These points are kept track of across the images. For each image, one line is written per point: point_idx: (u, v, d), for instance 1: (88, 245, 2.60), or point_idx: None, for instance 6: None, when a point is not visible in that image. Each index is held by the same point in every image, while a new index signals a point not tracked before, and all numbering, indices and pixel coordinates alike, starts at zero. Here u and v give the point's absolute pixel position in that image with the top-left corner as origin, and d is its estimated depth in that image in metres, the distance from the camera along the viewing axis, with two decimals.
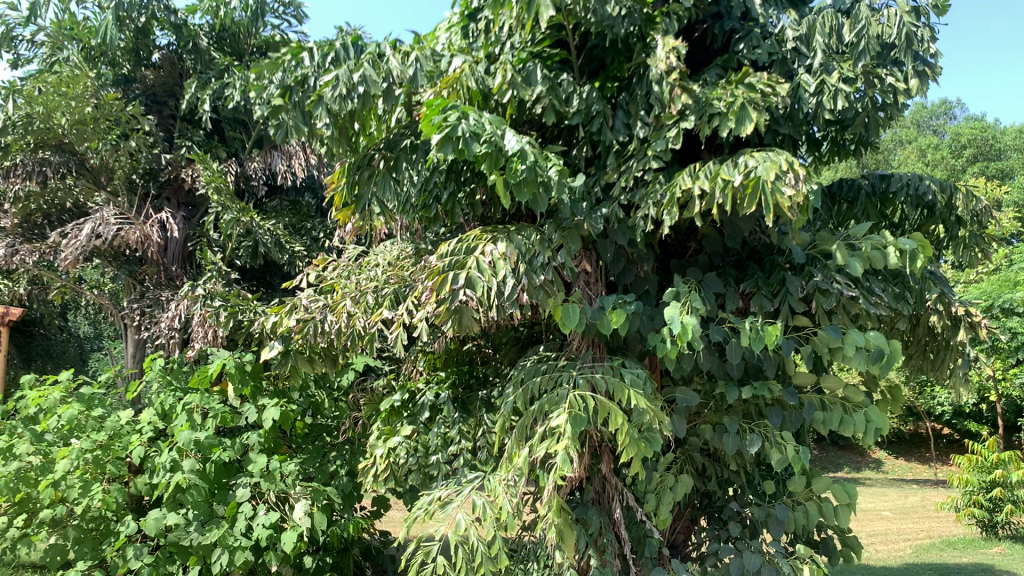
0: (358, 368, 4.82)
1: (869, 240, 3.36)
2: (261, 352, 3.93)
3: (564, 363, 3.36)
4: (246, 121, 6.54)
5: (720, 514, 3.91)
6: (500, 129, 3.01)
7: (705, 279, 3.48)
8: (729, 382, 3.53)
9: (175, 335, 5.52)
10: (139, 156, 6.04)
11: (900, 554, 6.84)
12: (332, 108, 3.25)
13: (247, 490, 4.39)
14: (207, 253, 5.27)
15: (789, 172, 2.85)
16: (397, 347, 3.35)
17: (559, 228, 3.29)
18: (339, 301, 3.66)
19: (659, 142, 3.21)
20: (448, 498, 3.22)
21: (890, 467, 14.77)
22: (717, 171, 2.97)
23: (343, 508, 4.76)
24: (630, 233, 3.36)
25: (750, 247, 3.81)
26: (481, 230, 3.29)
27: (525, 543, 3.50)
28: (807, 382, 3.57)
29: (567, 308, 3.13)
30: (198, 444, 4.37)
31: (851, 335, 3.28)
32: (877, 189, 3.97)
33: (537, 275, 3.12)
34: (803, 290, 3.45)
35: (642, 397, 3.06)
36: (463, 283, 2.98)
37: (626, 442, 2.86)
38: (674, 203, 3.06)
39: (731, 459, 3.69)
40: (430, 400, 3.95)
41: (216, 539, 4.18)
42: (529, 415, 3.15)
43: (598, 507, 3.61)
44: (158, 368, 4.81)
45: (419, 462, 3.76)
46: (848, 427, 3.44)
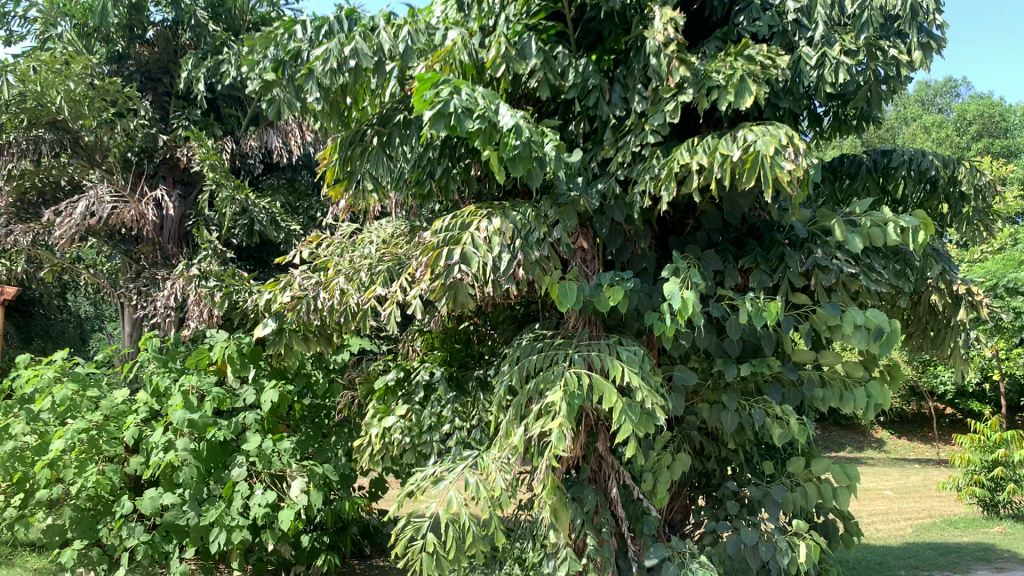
0: (354, 348, 4.78)
1: (870, 216, 3.32)
2: (254, 330, 3.90)
3: (561, 341, 3.32)
4: (242, 98, 6.46)
5: (718, 494, 3.88)
6: (494, 104, 2.93)
7: (704, 256, 3.43)
8: (727, 360, 3.49)
9: (171, 314, 5.48)
10: (134, 135, 5.97)
11: (900, 533, 6.82)
12: (323, 82, 3.21)
13: (242, 470, 4.40)
14: (202, 232, 5.21)
15: (789, 146, 2.79)
16: (392, 325, 3.30)
17: (555, 204, 3.23)
18: (332, 278, 3.66)
19: (657, 116, 3.16)
20: (442, 475, 3.21)
21: (892, 446, 14.75)
22: (716, 145, 2.92)
23: (340, 488, 4.75)
24: (627, 210, 3.30)
25: (750, 223, 3.75)
26: (477, 206, 3.23)
27: (520, 521, 3.48)
28: (806, 359, 3.53)
29: (563, 285, 3.09)
30: (192, 424, 4.35)
31: (850, 312, 3.25)
32: (879, 164, 3.91)
33: (532, 251, 3.09)
34: (803, 267, 3.42)
35: (638, 374, 3.03)
36: (458, 258, 2.94)
37: (622, 420, 2.83)
38: (672, 177, 3.00)
39: (729, 437, 3.66)
40: (424, 379, 3.92)
41: (213, 519, 4.23)
42: (524, 394, 3.12)
43: (594, 486, 3.57)
44: (153, 348, 4.77)
45: (413, 441, 3.74)
46: (847, 404, 3.42)
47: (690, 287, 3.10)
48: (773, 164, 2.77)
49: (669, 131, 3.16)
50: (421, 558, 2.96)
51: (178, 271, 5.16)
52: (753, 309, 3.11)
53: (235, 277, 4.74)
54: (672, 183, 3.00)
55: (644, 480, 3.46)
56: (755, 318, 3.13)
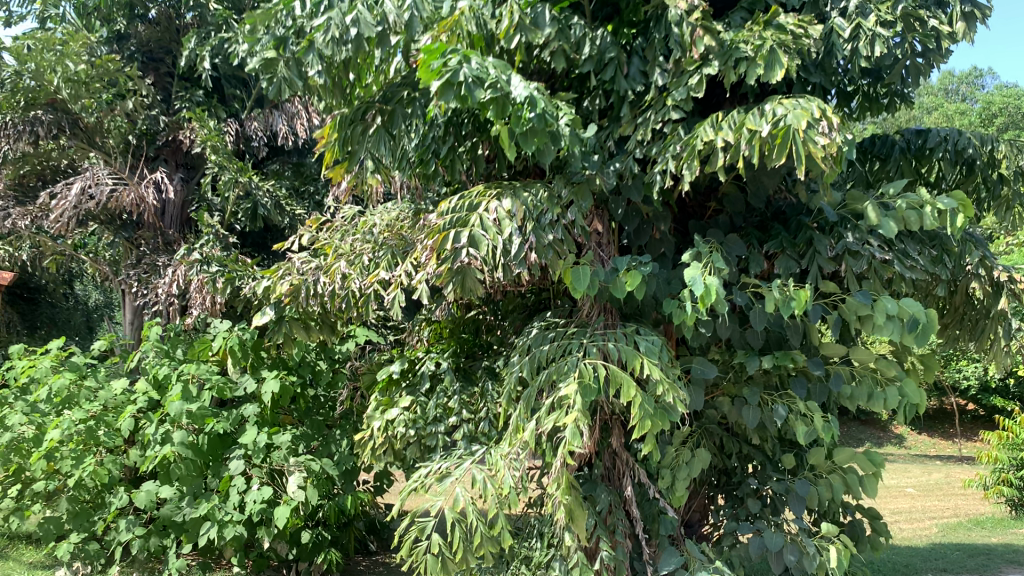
0: (359, 338, 4.61)
1: (905, 198, 3.11)
2: (253, 318, 3.72)
3: (574, 330, 3.12)
4: (247, 80, 6.24)
5: (738, 492, 3.68)
6: (506, 74, 2.74)
7: (727, 240, 3.22)
8: (750, 352, 3.29)
9: (174, 302, 5.26)
10: (136, 117, 5.78)
11: (927, 533, 6.60)
12: (325, 54, 3.00)
13: (240, 463, 4.27)
14: (204, 216, 5.03)
15: (822, 120, 2.58)
16: (395, 312, 3.12)
17: (569, 183, 3.03)
18: (333, 262, 3.48)
19: (680, 91, 2.94)
20: (446, 471, 3.02)
21: (913, 443, 14.48)
22: (743, 120, 2.70)
23: (344, 484, 4.56)
24: (645, 190, 3.09)
25: (775, 207, 3.54)
26: (485, 186, 3.03)
27: (529, 520, 3.29)
28: (834, 352, 3.32)
29: (577, 270, 2.89)
30: (189, 415, 4.22)
31: (882, 301, 3.05)
32: (912, 145, 3.69)
33: (545, 234, 2.90)
34: (832, 252, 3.21)
35: (657, 366, 2.82)
36: (466, 241, 2.74)
37: (640, 415, 2.62)
38: (694, 155, 2.79)
39: (752, 433, 3.46)
40: (430, 369, 3.72)
41: (204, 513, 4.14)
42: (535, 385, 2.92)
43: (607, 483, 3.39)
44: (154, 338, 4.62)
45: (417, 434, 3.55)
46: (877, 402, 3.20)
47: (713, 272, 2.90)
48: (806, 140, 2.57)
49: (692, 106, 2.95)
50: (425, 559, 2.77)
51: (178, 257, 4.94)
52: (781, 297, 2.90)
53: (237, 263, 4.54)
54: (694, 161, 2.79)
55: (661, 478, 3.27)
56: (783, 307, 2.92)
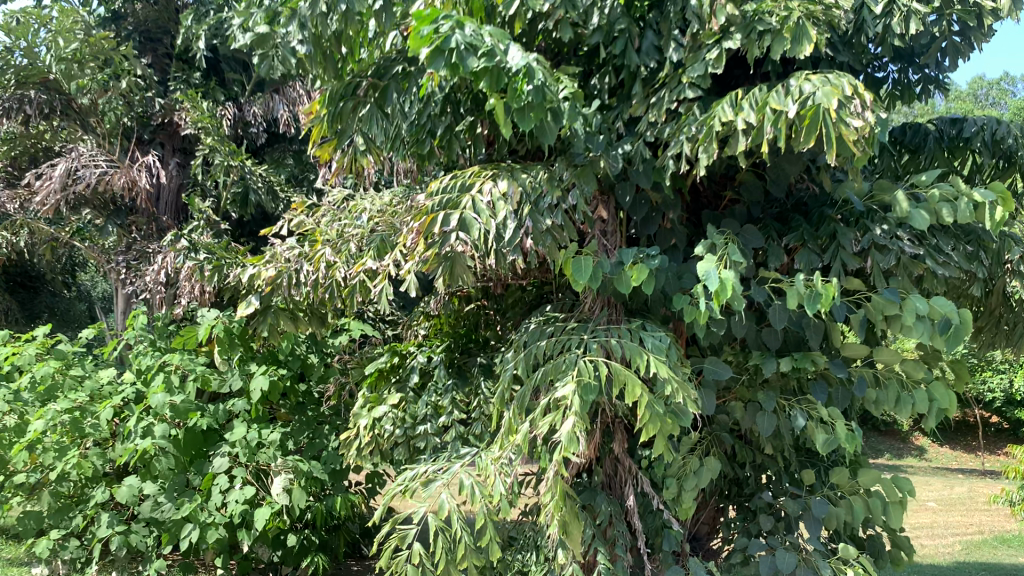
0: (352, 332, 4.42)
1: (939, 189, 2.84)
2: (237, 308, 3.46)
3: (574, 325, 2.88)
4: (247, 62, 6.02)
5: (750, 504, 3.44)
6: (503, 43, 2.43)
7: (744, 231, 2.96)
8: (766, 353, 3.04)
9: (161, 290, 5.03)
10: (132, 98, 5.62)
11: (950, 551, 6.30)
12: (312, 26, 2.76)
13: (224, 461, 4.05)
14: (195, 201, 4.76)
15: (854, 97, 2.32)
16: (382, 303, 2.88)
17: (571, 165, 2.76)
18: (317, 249, 3.30)
19: (697, 67, 2.66)
20: (433, 475, 2.72)
21: (934, 454, 14.11)
22: (765, 99, 2.42)
23: (332, 485, 4.34)
24: (655, 176, 2.83)
25: (796, 197, 3.28)
26: (480, 166, 2.80)
27: (523, 530, 3.05)
28: (858, 355, 3.06)
29: (579, 261, 2.63)
30: (173, 407, 4.02)
31: (910, 300, 2.79)
32: (947, 134, 3.42)
33: (543, 219, 2.66)
34: (857, 246, 2.95)
35: (664, 366, 2.57)
36: (456, 224, 2.49)
37: (647, 418, 2.38)
38: (711, 137, 2.52)
39: (766, 440, 3.20)
40: (421, 365, 3.49)
41: (186, 513, 3.92)
42: (530, 384, 2.68)
43: (608, 492, 3.15)
44: (140, 326, 4.43)
45: (405, 434, 3.32)
46: (905, 409, 2.95)
47: (728, 266, 2.65)
48: (837, 121, 2.29)
49: (710, 83, 2.67)
50: (405, 570, 2.53)
51: (165, 243, 4.68)
52: (804, 293, 2.63)
53: (224, 249, 4.29)
54: (710, 143, 2.53)
55: (666, 488, 3.01)
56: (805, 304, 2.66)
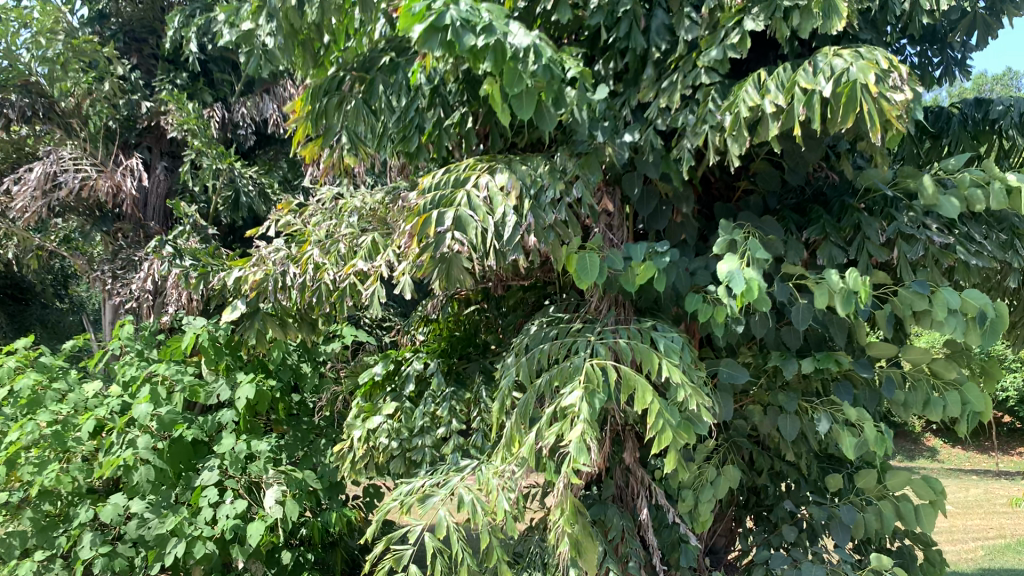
0: (346, 339, 4.26)
1: (970, 173, 2.66)
2: (222, 314, 3.29)
3: (580, 326, 2.69)
4: (236, 62, 5.85)
5: (769, 514, 3.25)
6: (503, 21, 2.23)
7: (762, 223, 2.78)
8: (786, 353, 2.84)
9: (147, 298, 4.83)
10: (117, 101, 5.41)
11: (972, 557, 6.10)
12: (290, 12, 2.56)
13: (214, 474, 3.84)
14: (181, 205, 4.57)
15: (890, 72, 2.12)
16: (375, 306, 2.68)
17: (574, 154, 2.57)
18: (305, 250, 3.10)
19: (713, 52, 2.45)
20: (431, 490, 2.51)
21: (946, 456, 13.89)
22: (793, 78, 2.22)
23: (328, 498, 4.15)
24: (667, 166, 2.63)
25: (815, 187, 3.09)
26: (475, 159, 2.59)
27: (529, 547, 2.85)
28: (884, 354, 2.87)
29: (582, 258, 2.41)
30: (158, 418, 3.81)
31: (941, 293, 2.60)
32: (973, 118, 3.23)
33: (546, 214, 2.43)
34: (883, 237, 2.77)
35: (679, 369, 2.37)
36: (451, 223, 2.25)
37: (659, 425, 2.14)
38: (737, 123, 2.29)
39: (787, 446, 3.01)
40: (417, 372, 3.30)
41: (171, 527, 3.67)
42: (533, 392, 2.48)
43: (618, 504, 2.95)
44: (126, 336, 4.22)
45: (402, 446, 3.13)
46: (936, 411, 2.77)
47: (749, 262, 2.44)
48: (874, 99, 2.09)
49: (728, 69, 2.46)
50: None
51: (149, 250, 4.48)
52: (831, 288, 2.43)
53: (210, 254, 4.11)
54: (738, 130, 2.29)
55: (682, 500, 2.81)
56: (833, 301, 2.47)
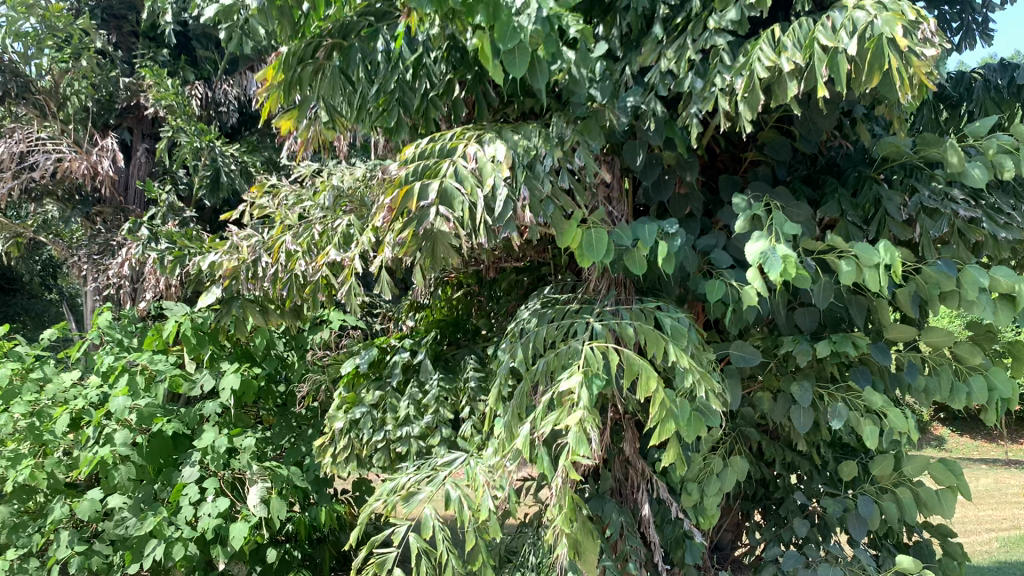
0: (333, 324, 4.09)
1: (999, 140, 2.45)
2: (198, 300, 3.06)
3: (578, 307, 2.48)
4: (219, 40, 5.68)
5: (779, 509, 3.06)
6: None
7: (776, 195, 2.57)
8: (800, 336, 2.64)
9: (125, 284, 4.64)
10: (95, 79, 5.25)
11: (988, 549, 5.90)
12: None
13: (194, 470, 3.62)
14: (158, 185, 4.36)
15: (920, 25, 1.90)
16: (351, 307, 2.44)
17: (571, 121, 2.35)
18: (276, 236, 2.88)
19: (729, 12, 2.20)
20: (415, 487, 2.31)
21: (953, 444, 13.69)
22: (811, 34, 2.00)
23: (315, 493, 3.97)
24: (670, 134, 2.40)
25: (828, 157, 2.88)
26: (463, 127, 2.36)
27: (524, 546, 2.66)
28: (904, 337, 2.67)
29: (586, 235, 2.18)
30: (136, 411, 3.58)
31: (969, 271, 2.40)
32: (997, 84, 3.02)
33: (542, 185, 2.19)
34: (904, 211, 2.58)
35: (686, 353, 2.16)
36: (435, 196, 2.02)
37: (662, 416, 1.94)
38: (750, 86, 2.07)
39: (799, 435, 2.82)
40: (404, 361, 3.11)
41: (150, 528, 3.45)
42: (526, 379, 2.27)
43: (618, 500, 2.75)
44: (105, 324, 3.97)
45: (386, 438, 2.95)
46: (960, 398, 2.58)
47: (774, 240, 2.22)
48: (903, 56, 1.87)
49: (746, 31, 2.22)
50: None
51: (124, 233, 4.27)
52: (864, 265, 2.20)
53: (186, 237, 3.90)
54: (751, 91, 2.07)
55: (685, 494, 2.63)
56: (862, 279, 2.27)
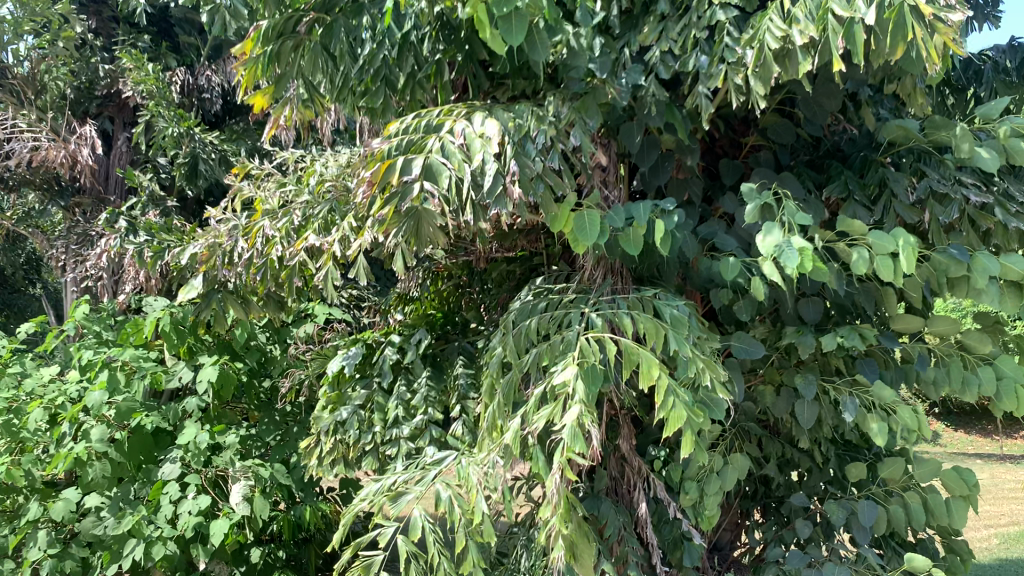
0: (319, 317, 3.97)
1: (1014, 121, 2.35)
2: (178, 293, 2.92)
3: (573, 296, 2.36)
4: (202, 26, 5.58)
5: (781, 508, 2.96)
6: None
7: (780, 179, 2.46)
8: (804, 328, 2.53)
9: (104, 276, 4.50)
10: (75, 65, 5.18)
11: (988, 547, 5.80)
12: None
13: (175, 467, 3.50)
14: (137, 174, 4.23)
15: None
16: (328, 290, 2.43)
17: (567, 99, 2.23)
18: (254, 222, 2.82)
19: None
20: (403, 487, 2.18)
21: (947, 440, 13.63)
22: (825, 3, 1.88)
23: (301, 491, 3.85)
24: (672, 113, 2.28)
25: (832, 141, 2.77)
26: (451, 104, 2.25)
27: (517, 548, 2.54)
28: (910, 328, 2.57)
29: (580, 217, 2.06)
30: (114, 407, 3.44)
31: (980, 258, 2.30)
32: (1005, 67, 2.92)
33: (532, 164, 2.05)
34: (913, 196, 2.48)
35: (689, 342, 2.05)
36: (419, 172, 1.94)
37: (667, 405, 1.82)
38: (760, 60, 1.95)
39: (802, 431, 2.71)
40: (392, 361, 2.96)
41: (127, 527, 3.33)
42: (518, 371, 2.16)
43: (613, 499, 2.65)
44: (82, 317, 3.81)
45: (374, 440, 2.85)
46: (970, 390, 2.48)
47: (781, 223, 2.12)
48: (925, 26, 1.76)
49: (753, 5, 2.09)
50: None
51: (100, 225, 4.13)
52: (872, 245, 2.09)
53: (165, 228, 3.79)
54: (764, 65, 1.96)
55: (684, 493, 2.52)
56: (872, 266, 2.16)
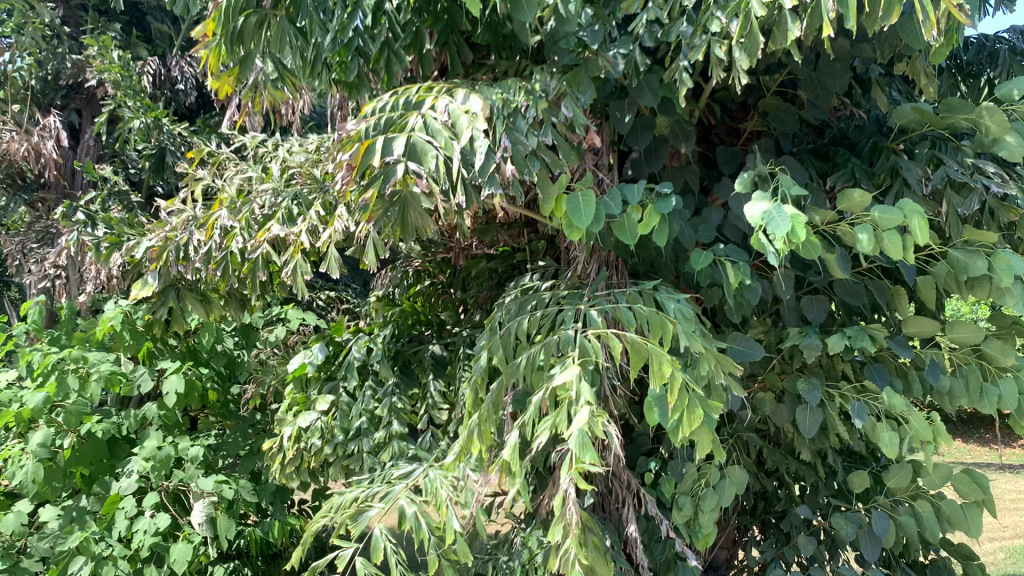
0: (290, 317, 3.76)
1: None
2: (132, 290, 2.61)
3: (562, 292, 2.16)
4: (174, 14, 5.40)
5: (781, 523, 2.75)
6: None
7: (785, 165, 2.26)
8: (809, 328, 2.33)
9: (64, 275, 4.29)
10: (40, 55, 4.98)
11: (997, 560, 5.60)
12: None
13: (131, 481, 3.22)
14: (98, 165, 4.03)
15: None
16: (294, 284, 2.22)
17: (553, 73, 2.02)
18: (211, 212, 2.61)
19: None
20: (366, 504, 1.95)
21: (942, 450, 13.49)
22: None
23: (269, 503, 3.61)
24: (664, 90, 2.08)
25: (835, 127, 2.57)
26: (429, 82, 2.03)
27: (494, 568, 2.32)
28: (925, 332, 2.36)
29: (572, 200, 1.86)
30: (63, 411, 3.13)
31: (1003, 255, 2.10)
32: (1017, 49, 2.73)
33: (525, 140, 1.86)
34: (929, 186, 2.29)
35: (694, 338, 1.84)
36: (402, 152, 1.71)
37: (685, 404, 1.63)
38: (748, 27, 1.75)
39: (806, 441, 2.51)
40: (357, 363, 2.73)
41: (73, 544, 3.07)
42: (503, 377, 1.94)
43: (603, 518, 2.44)
44: (36, 318, 3.56)
45: (338, 451, 2.63)
46: (989, 400, 2.29)
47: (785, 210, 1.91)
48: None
49: None
50: None
51: (58, 220, 3.89)
52: (885, 230, 1.90)
53: (126, 222, 3.58)
54: (749, 34, 1.76)
55: (678, 509, 2.31)
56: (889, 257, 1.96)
